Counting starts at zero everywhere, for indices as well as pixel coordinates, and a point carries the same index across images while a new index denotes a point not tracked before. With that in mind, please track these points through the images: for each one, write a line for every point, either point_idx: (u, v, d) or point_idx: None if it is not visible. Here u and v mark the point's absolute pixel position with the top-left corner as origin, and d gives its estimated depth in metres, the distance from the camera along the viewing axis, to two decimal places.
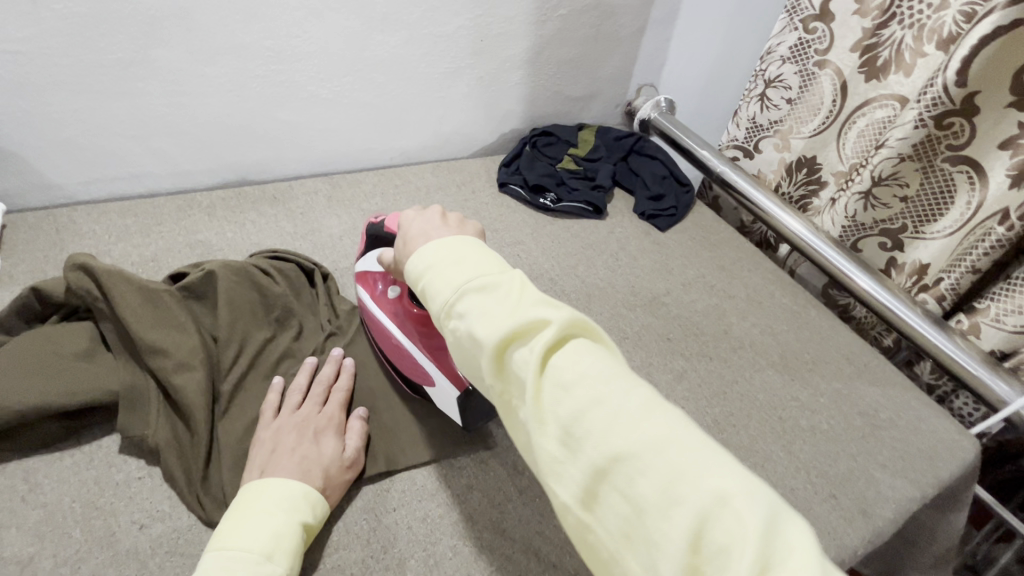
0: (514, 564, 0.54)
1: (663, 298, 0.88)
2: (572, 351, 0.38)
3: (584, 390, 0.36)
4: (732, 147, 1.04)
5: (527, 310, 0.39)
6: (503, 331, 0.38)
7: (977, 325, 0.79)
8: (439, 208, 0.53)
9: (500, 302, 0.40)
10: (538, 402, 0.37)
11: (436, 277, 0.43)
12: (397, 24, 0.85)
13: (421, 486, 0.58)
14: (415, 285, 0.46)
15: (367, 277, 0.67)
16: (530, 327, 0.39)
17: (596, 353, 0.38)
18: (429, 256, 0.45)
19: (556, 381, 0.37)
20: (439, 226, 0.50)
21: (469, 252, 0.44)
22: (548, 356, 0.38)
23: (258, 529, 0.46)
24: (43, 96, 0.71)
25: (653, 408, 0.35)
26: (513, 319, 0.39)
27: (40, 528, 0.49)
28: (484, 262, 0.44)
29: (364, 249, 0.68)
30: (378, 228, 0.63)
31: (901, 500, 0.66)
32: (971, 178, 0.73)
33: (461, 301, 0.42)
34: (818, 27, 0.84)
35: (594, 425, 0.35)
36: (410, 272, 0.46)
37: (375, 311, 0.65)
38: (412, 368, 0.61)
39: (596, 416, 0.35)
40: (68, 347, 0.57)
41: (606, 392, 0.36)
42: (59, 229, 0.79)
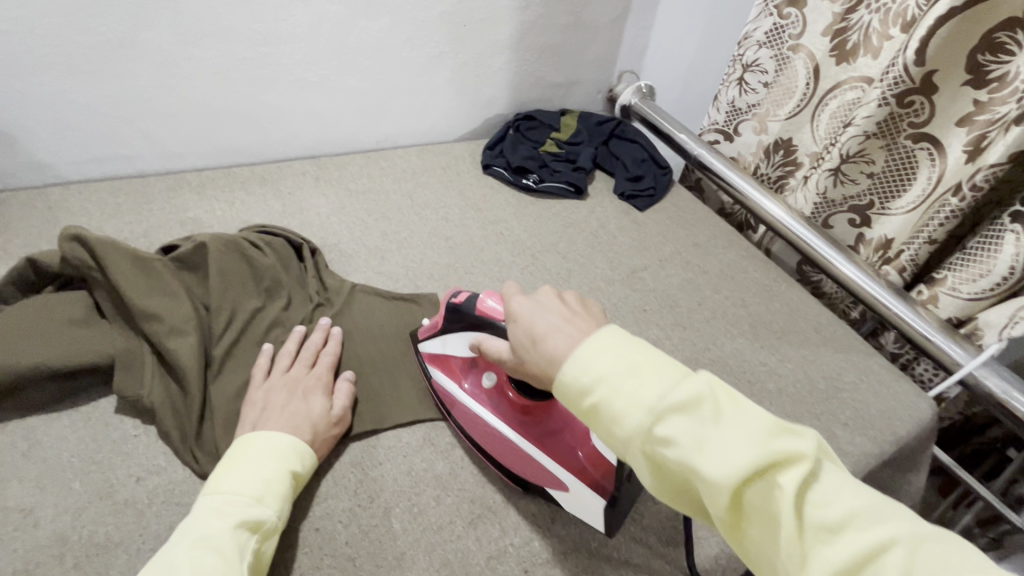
0: (494, 512, 0.57)
1: (640, 273, 0.92)
2: (825, 485, 0.35)
3: (855, 532, 0.33)
4: (712, 131, 1.07)
5: (763, 441, 0.36)
6: (743, 469, 0.35)
7: (936, 295, 0.82)
8: (553, 288, 0.51)
9: (718, 432, 0.36)
10: (797, 543, 0.33)
11: (624, 398, 0.39)
12: (380, 9, 0.87)
13: (406, 442, 0.61)
14: (582, 401, 0.41)
15: (448, 362, 0.63)
16: (774, 462, 0.35)
17: (847, 483, 0.35)
18: (601, 367, 0.40)
19: (817, 521, 0.33)
20: (565, 314, 0.47)
21: (653, 364, 0.40)
22: (801, 492, 0.34)
23: (251, 474, 0.48)
24: (33, 76, 0.72)
25: (942, 546, 0.32)
26: (751, 454, 0.35)
27: (41, 481, 0.52)
28: (678, 372, 0.39)
29: (441, 328, 0.62)
30: (467, 310, 0.57)
31: (858, 454, 0.71)
32: (931, 154, 0.77)
33: (671, 426, 0.37)
34: (791, 12, 0.86)
35: (882, 573, 0.31)
36: (570, 385, 0.42)
37: (471, 404, 0.60)
38: (528, 470, 0.56)
39: (881, 561, 0.31)
40: (64, 314, 0.59)
41: (884, 532, 0.32)
42: (51, 207, 0.81)
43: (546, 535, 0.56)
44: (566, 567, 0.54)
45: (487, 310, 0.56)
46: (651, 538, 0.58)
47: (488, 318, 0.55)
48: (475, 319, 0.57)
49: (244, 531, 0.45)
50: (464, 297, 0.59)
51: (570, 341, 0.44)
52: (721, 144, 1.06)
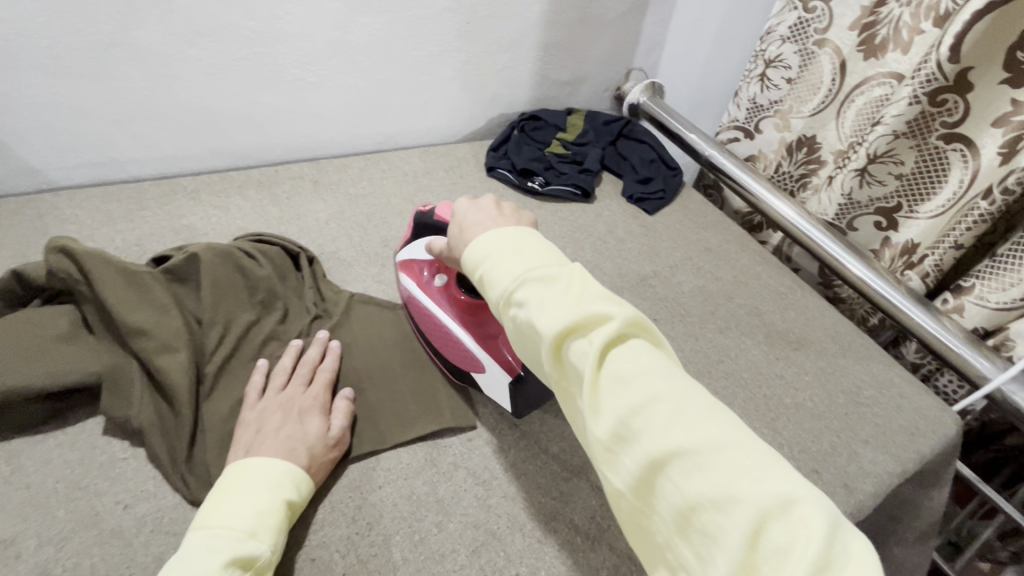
0: (499, 540, 0.54)
1: (650, 280, 0.89)
2: (633, 349, 0.39)
3: (643, 386, 0.37)
4: (732, 128, 1.02)
5: (587, 303, 0.40)
6: (563, 323, 0.39)
7: (961, 304, 0.79)
8: (493, 198, 0.53)
9: (558, 295, 0.41)
10: (594, 394, 0.38)
11: (495, 264, 0.44)
12: (380, 6, 0.84)
13: (407, 464, 0.58)
14: (472, 273, 0.47)
15: (411, 265, 0.68)
16: (589, 321, 0.39)
17: (652, 350, 0.39)
18: (489, 246, 0.46)
19: (615, 374, 0.38)
20: (495, 215, 0.50)
21: (527, 244, 0.45)
22: (608, 350, 0.38)
23: (242, 508, 0.46)
24: (20, 80, 0.70)
25: (713, 412, 0.36)
26: (575, 313, 0.39)
27: (24, 508, 0.49)
28: (545, 253, 0.45)
29: (409, 237, 0.68)
30: (428, 219, 0.63)
31: (881, 474, 0.67)
32: (965, 155, 0.72)
33: (521, 288, 0.42)
34: (817, 5, 0.82)
35: (652, 420, 0.35)
36: (467, 260, 0.47)
37: (422, 299, 0.65)
38: (463, 357, 0.62)
39: (655, 411, 0.36)
40: (50, 330, 0.57)
41: (662, 389, 0.36)
42: (41, 214, 0.78)
43: (554, 564, 0.53)
44: None
45: (442, 217, 0.61)
46: None
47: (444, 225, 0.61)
48: (435, 225, 0.62)
49: (236, 569, 0.42)
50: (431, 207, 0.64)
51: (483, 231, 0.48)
52: (739, 142, 1.02)
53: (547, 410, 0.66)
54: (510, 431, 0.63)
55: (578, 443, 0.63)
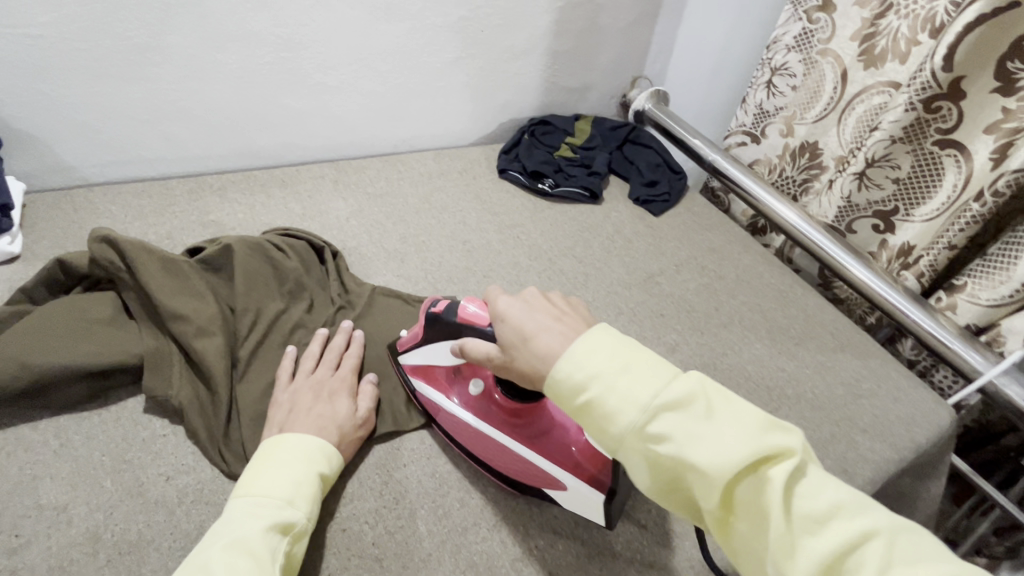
0: (518, 516, 0.57)
1: (657, 278, 0.92)
2: (812, 479, 0.37)
3: (841, 522, 0.35)
4: (740, 133, 1.06)
5: (751, 434, 0.38)
6: (738, 461, 0.36)
7: (954, 302, 0.83)
8: (538, 289, 0.51)
9: (713, 429, 0.38)
10: (786, 537, 0.35)
11: (618, 394, 0.40)
12: (400, 14, 0.88)
13: (429, 444, 0.62)
14: (578, 401, 0.42)
15: (434, 373, 0.62)
16: (761, 455, 0.37)
17: (828, 476, 0.37)
18: (599, 366, 0.41)
19: (806, 512, 0.36)
20: (559, 318, 0.47)
21: (647, 364, 0.41)
22: (789, 485, 0.36)
23: (280, 479, 0.49)
24: (63, 80, 0.74)
25: (916, 541, 0.35)
26: (744, 449, 0.37)
27: (73, 479, 0.52)
28: (670, 373, 0.41)
29: (422, 340, 0.61)
30: (448, 319, 0.56)
31: (879, 460, 0.71)
32: (958, 159, 0.77)
33: (662, 423, 0.39)
34: (821, 17, 0.87)
35: (863, 559, 0.34)
36: (564, 387, 0.42)
37: (456, 412, 0.59)
38: (526, 473, 0.56)
39: (862, 548, 0.34)
40: (93, 315, 0.60)
41: (863, 522, 0.35)
42: (77, 208, 0.82)
43: (570, 540, 0.56)
44: (591, 570, 0.55)
45: (469, 317, 0.54)
46: (674, 543, 0.58)
47: (466, 321, 0.54)
48: (454, 325, 0.56)
49: (276, 533, 0.45)
50: (440, 303, 0.58)
51: (558, 343, 0.45)
52: (746, 147, 1.06)
53: None
54: None
55: None
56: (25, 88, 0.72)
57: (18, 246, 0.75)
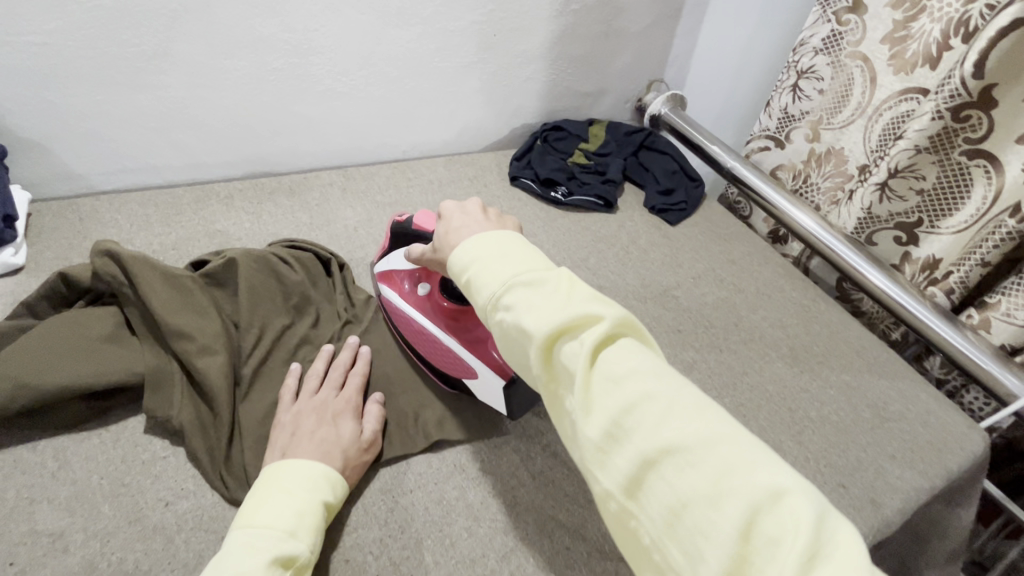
0: (527, 547, 0.55)
1: (673, 291, 0.89)
2: (625, 349, 0.39)
3: (634, 385, 0.36)
4: (763, 137, 1.01)
5: (578, 304, 0.40)
6: (554, 322, 0.39)
7: (988, 320, 0.79)
8: (478, 201, 0.55)
9: (548, 297, 0.41)
10: (586, 395, 0.37)
11: (485, 269, 0.45)
12: (412, 19, 0.86)
13: (436, 469, 0.59)
14: (459, 278, 0.48)
15: (391, 276, 0.68)
16: (581, 321, 0.39)
17: (642, 349, 0.39)
18: (475, 250, 0.47)
19: (606, 374, 0.37)
20: (480, 220, 0.52)
21: (516, 248, 0.46)
22: (599, 349, 0.38)
23: (281, 508, 0.47)
24: (69, 89, 0.73)
25: (706, 409, 0.35)
26: (564, 313, 0.39)
27: (71, 503, 0.51)
28: (532, 259, 0.45)
29: (386, 247, 0.69)
30: (408, 228, 0.65)
31: (909, 490, 0.67)
32: (988, 171, 0.72)
33: (510, 293, 0.43)
34: (851, 18, 0.83)
35: (644, 417, 0.35)
36: (454, 265, 0.48)
37: (403, 308, 0.66)
38: (451, 363, 0.62)
39: (646, 409, 0.35)
40: (95, 331, 0.59)
41: (654, 387, 0.36)
42: (82, 218, 0.81)
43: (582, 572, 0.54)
44: None
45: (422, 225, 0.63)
46: None
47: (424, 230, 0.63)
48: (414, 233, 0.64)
49: (278, 567, 0.43)
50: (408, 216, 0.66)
51: (468, 232, 0.50)
52: (770, 151, 1.01)
53: None
54: (538, 439, 0.64)
55: None
56: (30, 97, 0.71)
57: (22, 258, 0.74)
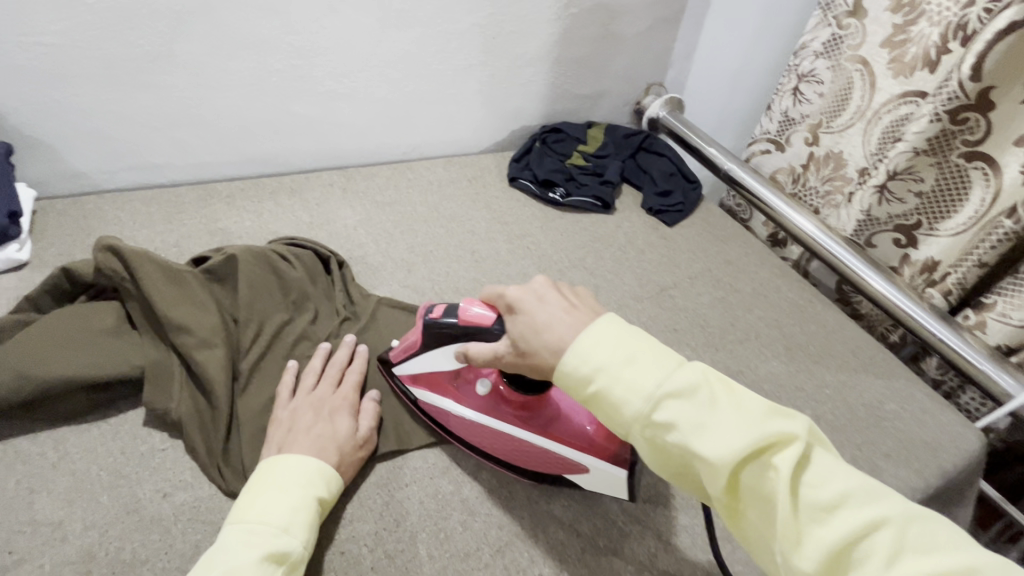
0: (521, 541, 0.55)
1: (670, 291, 0.90)
2: (820, 466, 0.37)
3: (849, 511, 0.35)
4: (763, 140, 1.01)
5: (757, 422, 0.38)
6: (740, 449, 0.37)
7: (983, 321, 0.79)
8: (544, 278, 0.51)
9: (721, 418, 0.39)
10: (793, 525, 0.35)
11: (624, 382, 0.41)
12: (411, 21, 0.87)
13: (432, 464, 0.60)
14: (583, 389, 0.43)
15: (436, 380, 0.60)
16: (769, 443, 0.37)
17: (840, 465, 0.37)
18: (599, 356, 0.43)
19: (814, 501, 0.36)
20: (571, 310, 0.47)
21: (656, 352, 0.43)
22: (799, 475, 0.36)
23: (274, 506, 0.47)
24: (73, 88, 0.74)
25: (934, 531, 0.34)
26: (747, 437, 0.38)
27: (69, 493, 0.52)
28: (679, 362, 0.42)
29: (418, 348, 0.58)
30: (442, 325, 0.55)
31: (903, 487, 0.67)
32: (986, 173, 0.73)
33: (673, 412, 0.40)
34: (851, 23, 0.83)
35: (873, 550, 0.33)
36: (567, 375, 0.44)
37: (468, 415, 0.58)
38: (553, 464, 0.56)
39: (871, 537, 0.34)
40: (97, 325, 0.60)
41: (875, 510, 0.34)
42: (86, 215, 0.82)
43: (575, 565, 0.54)
44: None
45: (463, 317, 0.53)
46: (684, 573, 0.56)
47: (467, 323, 0.53)
48: (455, 329, 0.54)
49: (270, 564, 0.44)
50: (432, 310, 0.56)
51: (567, 329, 0.45)
52: (770, 155, 1.01)
53: None
54: None
55: None
56: (36, 95, 0.73)
57: (26, 254, 0.75)
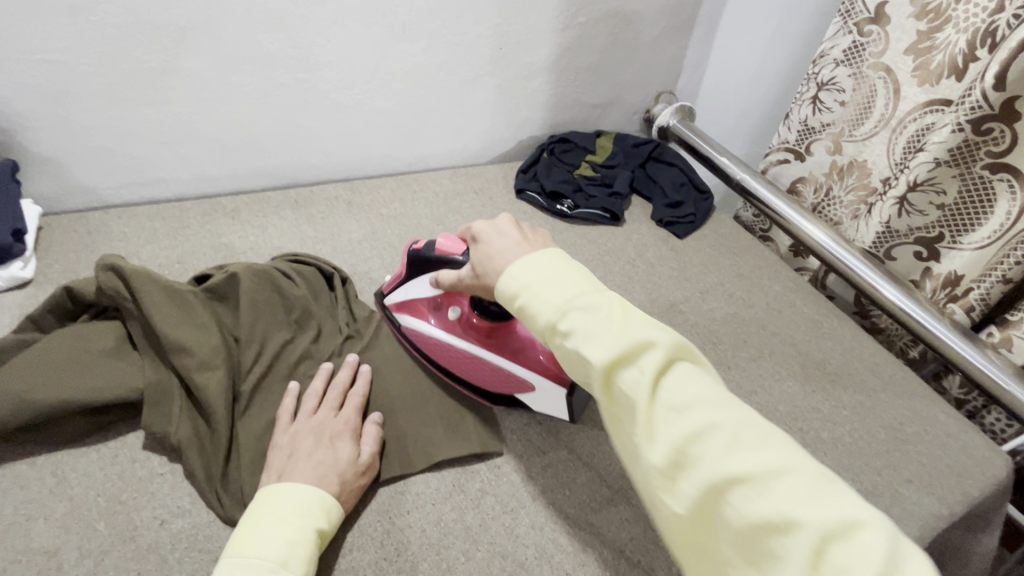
0: (526, 571, 0.53)
1: (680, 306, 0.88)
2: (682, 376, 0.41)
3: (697, 415, 0.38)
4: (782, 150, 0.98)
5: (632, 331, 0.42)
6: (612, 351, 0.41)
7: (1009, 339, 0.76)
8: (509, 217, 0.58)
9: (604, 325, 0.43)
10: (649, 424, 0.39)
11: (538, 296, 0.48)
12: (417, 33, 0.86)
13: (435, 489, 0.58)
14: (512, 304, 0.50)
15: (414, 305, 0.68)
16: (637, 349, 0.41)
17: (701, 377, 0.41)
18: (526, 276, 0.49)
19: (668, 403, 0.39)
20: (520, 238, 0.54)
21: (566, 273, 0.48)
22: (660, 378, 0.40)
23: (272, 537, 0.46)
24: (78, 104, 0.74)
25: (769, 439, 0.37)
26: (621, 342, 0.41)
27: (67, 521, 0.51)
28: (582, 282, 0.47)
29: (404, 277, 0.67)
30: (426, 254, 0.64)
31: (927, 516, 0.64)
32: (1011, 186, 0.70)
33: (567, 319, 0.45)
34: (872, 29, 0.80)
35: (709, 447, 0.37)
36: (503, 292, 0.50)
37: (436, 334, 0.65)
38: (505, 382, 0.63)
39: (711, 438, 0.37)
40: (98, 345, 0.59)
41: (720, 416, 0.38)
42: (92, 231, 0.82)
43: None
44: None
45: (444, 249, 0.62)
46: None
47: (443, 254, 0.62)
48: (434, 259, 0.63)
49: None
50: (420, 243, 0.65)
51: (512, 255, 0.52)
52: (789, 165, 0.98)
53: (576, 437, 0.65)
54: (540, 460, 0.63)
55: (608, 474, 0.62)
56: (41, 113, 0.73)
57: (30, 272, 0.75)
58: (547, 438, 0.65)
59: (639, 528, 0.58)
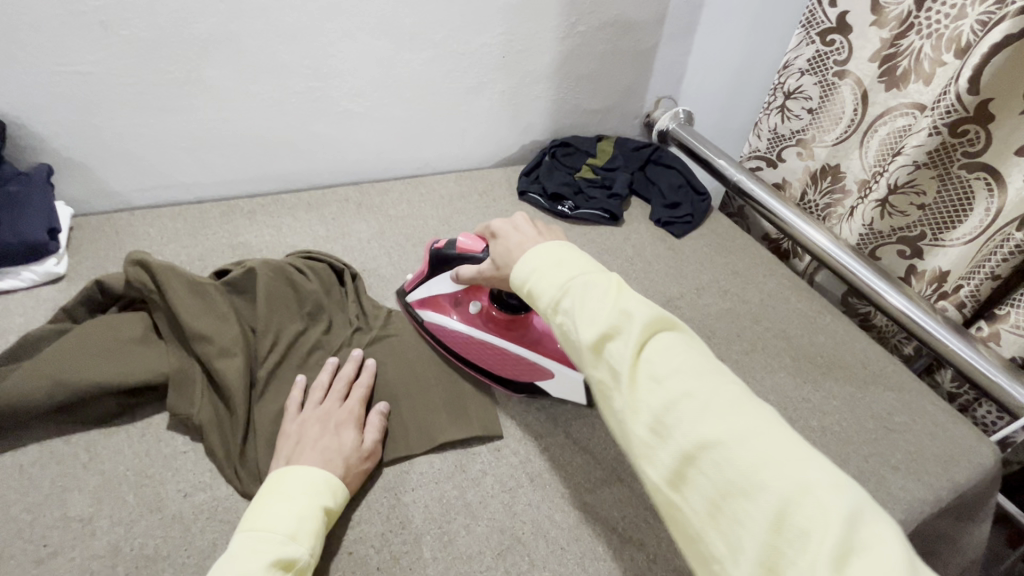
0: (522, 545, 0.57)
1: (676, 301, 0.91)
2: (665, 347, 0.44)
3: (675, 385, 0.41)
4: (753, 157, 1.03)
5: (621, 307, 0.46)
6: (601, 326, 0.45)
7: (997, 332, 0.78)
8: (524, 215, 0.62)
9: (598, 302, 0.47)
10: (632, 395, 0.43)
11: (542, 277, 0.52)
12: (423, 43, 0.91)
13: (438, 469, 0.62)
14: (520, 288, 0.54)
15: (437, 301, 0.72)
16: (623, 324, 0.45)
17: (684, 347, 0.44)
18: (533, 261, 0.53)
19: (650, 373, 0.43)
20: (535, 234, 0.58)
21: (570, 256, 0.53)
22: (643, 351, 0.44)
23: (281, 514, 0.49)
24: (107, 113, 0.79)
25: (745, 406, 0.40)
26: (609, 318, 0.45)
27: (99, 493, 0.55)
28: (584, 265, 0.52)
29: (426, 274, 0.70)
30: (450, 253, 0.67)
31: (912, 501, 0.67)
32: (989, 185, 0.72)
33: (566, 298, 0.49)
34: (836, 39, 0.83)
35: (685, 415, 0.40)
36: (513, 278, 0.55)
37: (459, 328, 0.70)
38: (526, 370, 0.68)
39: (686, 406, 0.40)
40: (127, 334, 0.64)
41: (695, 386, 0.41)
42: (117, 231, 0.87)
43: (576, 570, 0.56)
44: None
45: (466, 248, 0.65)
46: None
47: (465, 253, 0.65)
48: (457, 257, 0.66)
49: (278, 570, 0.46)
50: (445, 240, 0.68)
51: (533, 245, 0.56)
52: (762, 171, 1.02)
53: (572, 422, 0.69)
54: (537, 444, 0.66)
55: (602, 457, 0.65)
56: (72, 121, 0.78)
57: (63, 267, 0.80)
58: (546, 424, 0.68)
59: (631, 506, 0.61)
